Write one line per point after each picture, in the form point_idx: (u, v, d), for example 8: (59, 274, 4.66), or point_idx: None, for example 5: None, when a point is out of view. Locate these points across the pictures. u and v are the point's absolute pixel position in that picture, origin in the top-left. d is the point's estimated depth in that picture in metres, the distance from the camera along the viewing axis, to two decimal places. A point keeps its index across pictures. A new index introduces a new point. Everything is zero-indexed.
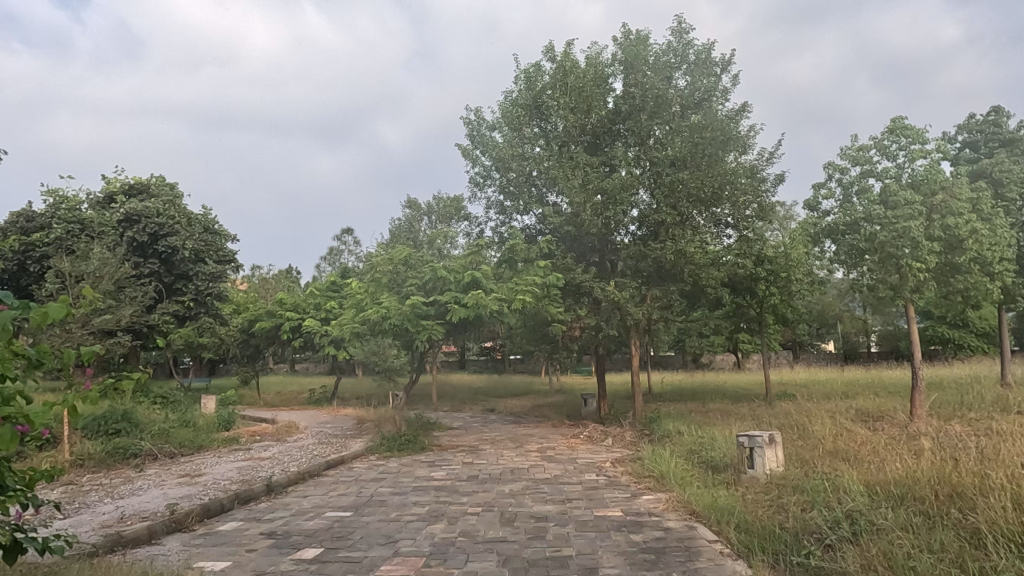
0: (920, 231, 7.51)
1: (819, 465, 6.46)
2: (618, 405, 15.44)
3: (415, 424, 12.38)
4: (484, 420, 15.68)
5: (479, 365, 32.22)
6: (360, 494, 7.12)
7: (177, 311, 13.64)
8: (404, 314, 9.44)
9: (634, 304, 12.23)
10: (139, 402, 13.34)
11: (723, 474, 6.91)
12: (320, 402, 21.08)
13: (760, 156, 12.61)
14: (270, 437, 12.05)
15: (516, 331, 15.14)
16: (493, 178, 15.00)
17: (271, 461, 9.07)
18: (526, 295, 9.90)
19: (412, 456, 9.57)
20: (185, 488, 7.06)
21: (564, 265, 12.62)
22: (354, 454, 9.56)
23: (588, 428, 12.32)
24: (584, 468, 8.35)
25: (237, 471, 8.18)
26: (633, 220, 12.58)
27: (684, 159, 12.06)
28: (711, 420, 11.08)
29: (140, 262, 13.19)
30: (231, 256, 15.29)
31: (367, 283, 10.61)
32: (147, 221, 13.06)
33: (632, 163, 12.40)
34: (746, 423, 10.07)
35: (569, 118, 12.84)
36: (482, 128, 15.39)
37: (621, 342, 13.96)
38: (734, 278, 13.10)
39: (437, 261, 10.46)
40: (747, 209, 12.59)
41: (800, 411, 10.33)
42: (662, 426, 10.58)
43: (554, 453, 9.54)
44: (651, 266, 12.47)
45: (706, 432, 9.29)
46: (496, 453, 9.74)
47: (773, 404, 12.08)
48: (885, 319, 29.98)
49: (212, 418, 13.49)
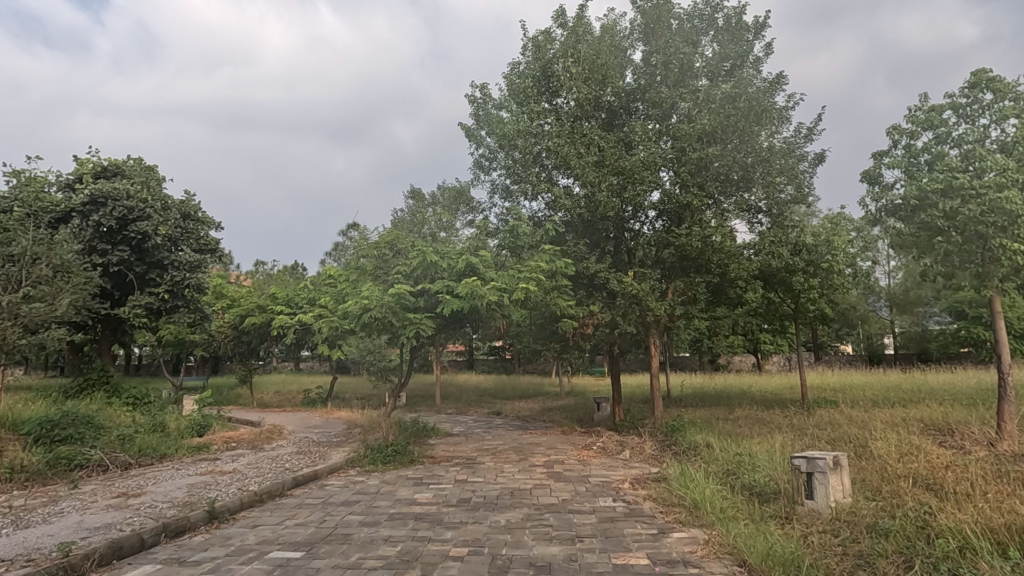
0: (1017, 204, 6.15)
1: (901, 499, 5.11)
2: (634, 411, 14.05)
3: (408, 432, 11.06)
4: (487, 425, 14.36)
5: (486, 364, 30.87)
6: (322, 523, 5.79)
7: (151, 304, 12.51)
8: (387, 305, 8.11)
9: (655, 298, 10.78)
10: (106, 404, 12.13)
11: (772, 505, 5.52)
12: (316, 403, 19.87)
13: (798, 132, 11.18)
14: (245, 444, 10.80)
15: (524, 329, 13.79)
16: (499, 160, 13.66)
17: (231, 477, 7.77)
18: (530, 283, 8.74)
19: (397, 471, 8.22)
20: (108, 516, 5.76)
21: (575, 252, 11.32)
22: (330, 469, 8.24)
23: (602, 438, 10.94)
24: (599, 490, 6.97)
25: (186, 491, 6.89)
26: (653, 205, 11.23)
27: (713, 133, 10.66)
28: (743, 430, 9.69)
29: (107, 250, 11.95)
30: (213, 245, 14.06)
31: (352, 270, 9.34)
32: (115, 204, 11.83)
33: (655, 140, 11.03)
34: (787, 435, 8.69)
35: (581, 91, 11.50)
36: (486, 106, 14.05)
37: (637, 341, 12.58)
38: (768, 270, 11.67)
39: (429, 246, 9.11)
40: (781, 193, 11.24)
41: (849, 421, 8.92)
42: (688, 438, 9.20)
43: (564, 470, 8.17)
44: (676, 256, 11.10)
45: (743, 447, 7.93)
46: (495, 469, 8.39)
47: (813, 413, 10.66)
48: (915, 319, 28.35)
49: (186, 422, 12.25)
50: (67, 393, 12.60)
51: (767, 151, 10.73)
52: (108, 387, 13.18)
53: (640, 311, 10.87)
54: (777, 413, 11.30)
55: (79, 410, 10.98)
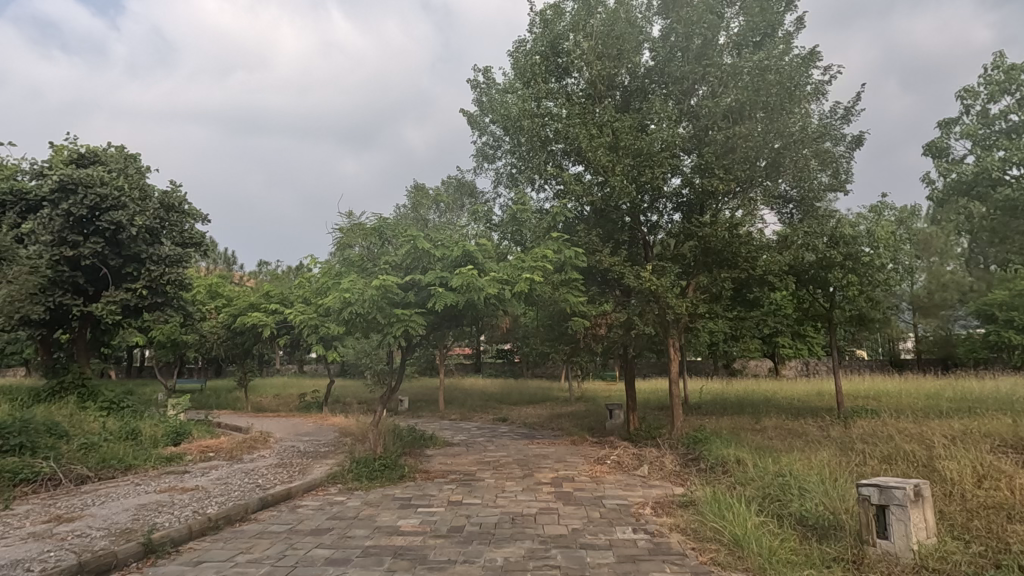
0: None
1: (1007, 544, 4.06)
2: (649, 419, 12.96)
3: (401, 442, 10.03)
4: (492, 434, 13.33)
5: (493, 368, 29.71)
6: (280, 560, 4.75)
7: (127, 301, 11.58)
8: (372, 299, 7.13)
9: (676, 295, 9.71)
10: (77, 410, 11.17)
11: (834, 545, 4.48)
12: (311, 408, 18.88)
13: (834, 112, 10.11)
14: (223, 455, 9.81)
15: (531, 329, 12.75)
16: (505, 148, 12.63)
17: (193, 495, 6.78)
18: (535, 274, 7.73)
19: (383, 490, 7.18)
20: (21, 550, 4.74)
21: (587, 244, 10.28)
22: (306, 487, 7.21)
23: (616, 450, 9.88)
24: (615, 517, 5.90)
25: (131, 514, 5.86)
26: (673, 193, 10.18)
27: (741, 111, 9.56)
28: (776, 444, 8.61)
29: (79, 241, 10.98)
30: (196, 239, 13.13)
31: (335, 261, 8.32)
32: (86, 191, 10.88)
33: (675, 121, 9.98)
34: (830, 450, 7.60)
35: (594, 67, 10.47)
36: (489, 91, 13.05)
37: (653, 342, 11.52)
38: (800, 266, 10.57)
39: (420, 231, 8.10)
40: (814, 179, 10.15)
41: (900, 433, 7.83)
42: (714, 452, 8.13)
43: (575, 490, 7.12)
44: (698, 251, 10.06)
45: (782, 467, 6.84)
46: (496, 488, 7.35)
47: (852, 424, 9.54)
48: (939, 324, 26.84)
49: (162, 428, 11.27)
50: (39, 397, 11.69)
51: (800, 133, 9.59)
52: (84, 391, 12.24)
53: (658, 310, 9.80)
54: (810, 424, 10.19)
55: (43, 416, 10.02)
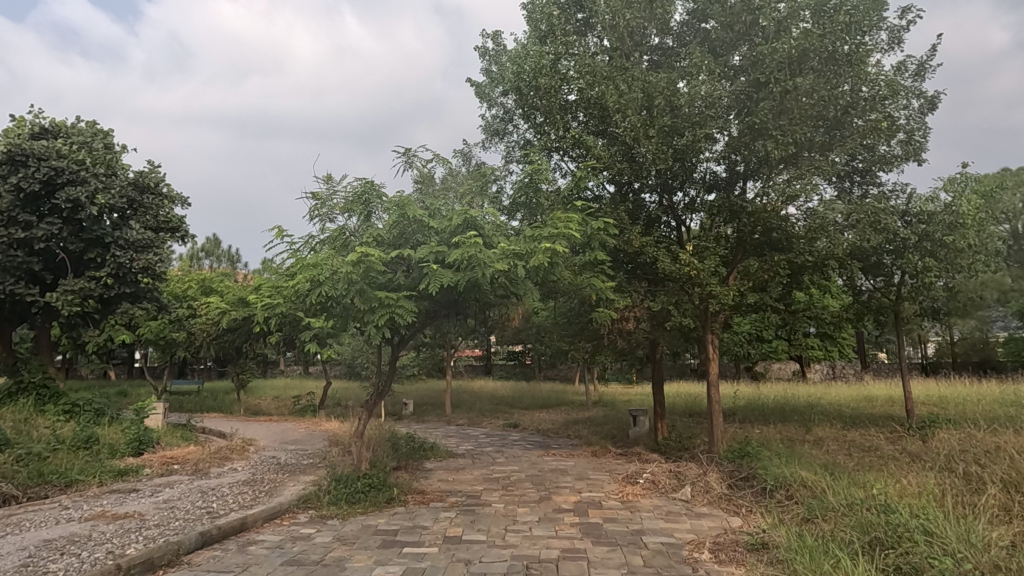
0: None
1: None
2: (679, 427, 11.45)
3: (394, 454, 8.58)
4: (500, 443, 11.87)
5: (505, 369, 28.34)
6: None
7: (90, 291, 10.30)
8: (349, 278, 5.71)
9: (719, 283, 8.19)
10: (31, 413, 9.85)
11: None
12: (306, 411, 17.53)
13: (907, 65, 8.55)
14: (187, 468, 8.40)
15: (546, 324, 11.30)
16: (518, 119, 11.15)
17: (121, 525, 5.34)
18: (555, 245, 6.26)
19: (364, 521, 5.73)
20: None
21: (614, 222, 8.80)
22: (266, 515, 5.75)
23: (647, 464, 8.38)
24: (664, 566, 4.41)
25: (21, 558, 4.43)
26: (714, 162, 8.69)
27: (800, 61, 7.98)
28: (849, 462, 7.05)
29: (32, 222, 9.63)
30: (172, 223, 11.77)
31: (311, 236, 6.89)
32: (41, 164, 9.57)
33: (718, 77, 8.46)
34: (928, 471, 6.04)
35: (623, 18, 8.99)
36: (500, 57, 11.55)
37: (686, 337, 10.04)
38: (864, 251, 9.01)
39: (412, 197, 6.65)
40: (884, 144, 8.60)
41: (1013, 448, 6.23)
42: (775, 471, 6.60)
43: (605, 522, 5.62)
44: (743, 230, 8.61)
45: (873, 493, 5.31)
46: (505, 516, 5.86)
47: (930, 437, 7.98)
48: (977, 324, 24.94)
49: (126, 436, 9.88)
50: None
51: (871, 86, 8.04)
52: (45, 392, 10.88)
53: (698, 299, 8.32)
54: (874, 436, 8.65)
55: None
